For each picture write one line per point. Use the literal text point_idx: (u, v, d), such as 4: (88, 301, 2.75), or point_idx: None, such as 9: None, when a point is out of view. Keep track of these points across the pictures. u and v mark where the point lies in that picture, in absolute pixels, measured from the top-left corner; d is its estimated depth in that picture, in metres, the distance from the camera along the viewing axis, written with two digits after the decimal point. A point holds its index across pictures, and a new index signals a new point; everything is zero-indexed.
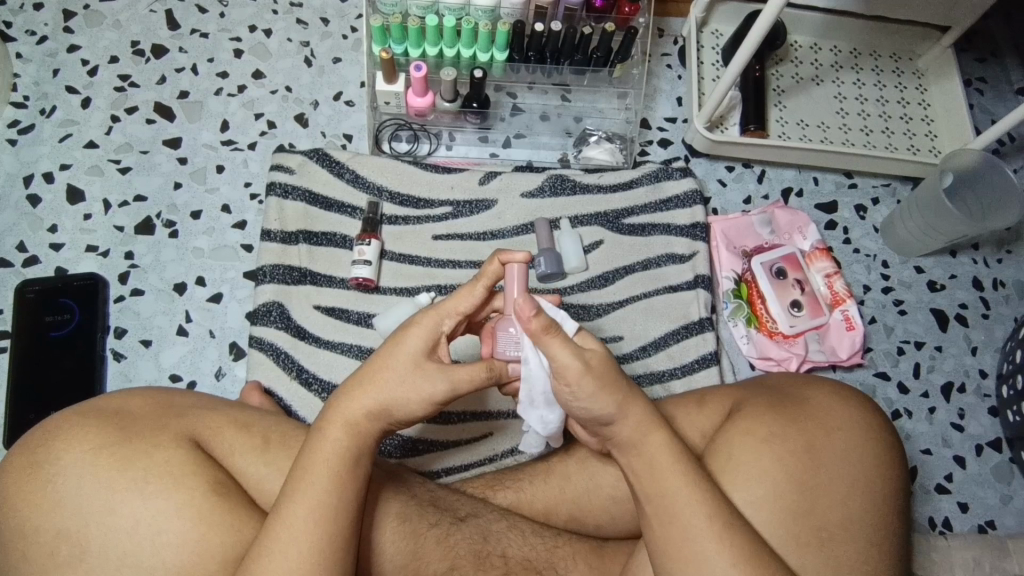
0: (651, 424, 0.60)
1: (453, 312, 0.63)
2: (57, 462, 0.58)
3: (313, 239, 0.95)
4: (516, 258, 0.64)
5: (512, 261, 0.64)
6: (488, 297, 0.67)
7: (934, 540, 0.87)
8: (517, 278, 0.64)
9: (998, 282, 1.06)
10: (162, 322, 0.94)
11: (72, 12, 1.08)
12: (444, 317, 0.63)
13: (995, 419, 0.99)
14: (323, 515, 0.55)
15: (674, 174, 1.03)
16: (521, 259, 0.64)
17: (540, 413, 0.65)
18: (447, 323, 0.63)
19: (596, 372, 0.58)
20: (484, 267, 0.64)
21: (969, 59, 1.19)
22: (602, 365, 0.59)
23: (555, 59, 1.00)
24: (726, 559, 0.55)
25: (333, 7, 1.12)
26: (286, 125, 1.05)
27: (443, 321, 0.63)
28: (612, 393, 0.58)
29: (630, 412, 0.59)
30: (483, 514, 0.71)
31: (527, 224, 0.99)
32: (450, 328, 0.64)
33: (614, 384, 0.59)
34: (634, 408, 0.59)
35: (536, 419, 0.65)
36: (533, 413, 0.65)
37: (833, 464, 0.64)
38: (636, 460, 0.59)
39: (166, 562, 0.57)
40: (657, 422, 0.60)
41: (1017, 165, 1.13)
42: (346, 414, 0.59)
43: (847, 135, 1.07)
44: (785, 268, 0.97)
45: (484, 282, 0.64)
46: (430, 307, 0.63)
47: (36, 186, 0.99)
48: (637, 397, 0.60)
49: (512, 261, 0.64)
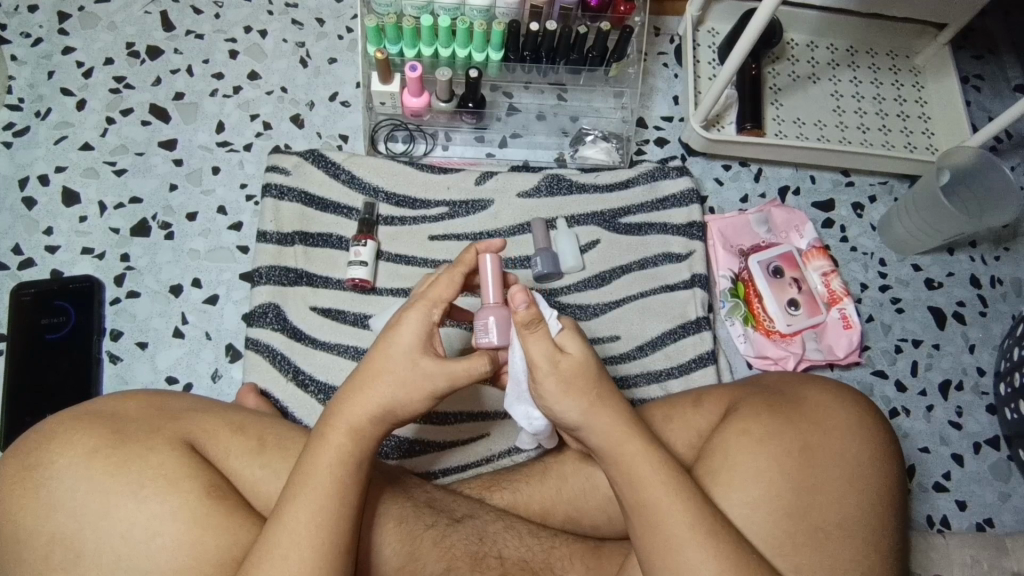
0: (626, 432, 0.60)
1: (439, 300, 0.63)
2: (50, 466, 0.58)
3: (309, 239, 0.95)
4: (490, 246, 0.65)
5: (487, 251, 0.65)
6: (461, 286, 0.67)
7: (932, 538, 0.87)
8: (491, 266, 0.65)
9: (995, 279, 1.06)
10: (158, 324, 0.94)
11: (67, 13, 1.08)
12: (433, 306, 0.63)
13: (993, 417, 0.99)
14: (323, 519, 0.55)
15: (670, 172, 1.02)
16: (495, 246, 0.66)
17: (524, 408, 0.67)
18: (437, 313, 0.63)
19: (563, 376, 0.60)
20: (458, 256, 0.65)
21: (966, 57, 1.18)
22: (573, 371, 0.60)
23: (550, 59, 0.99)
24: (713, 564, 0.55)
25: (328, 7, 1.12)
26: (282, 125, 1.05)
27: (433, 311, 0.62)
28: (580, 397, 0.60)
29: (599, 417, 0.60)
30: (479, 515, 0.71)
31: (522, 224, 0.99)
32: (440, 318, 0.63)
33: (583, 390, 0.60)
34: (604, 412, 0.60)
35: (521, 415, 0.67)
36: (518, 409, 0.67)
37: (828, 465, 0.64)
38: (613, 467, 0.60)
39: (162, 565, 0.57)
40: (633, 430, 0.60)
41: (1014, 163, 1.12)
42: (349, 419, 0.59)
43: (844, 133, 1.06)
44: (781, 267, 0.98)
45: (462, 269, 0.64)
46: (419, 297, 0.63)
47: (31, 189, 0.99)
48: (613, 397, 0.61)
49: (483, 250, 0.66)
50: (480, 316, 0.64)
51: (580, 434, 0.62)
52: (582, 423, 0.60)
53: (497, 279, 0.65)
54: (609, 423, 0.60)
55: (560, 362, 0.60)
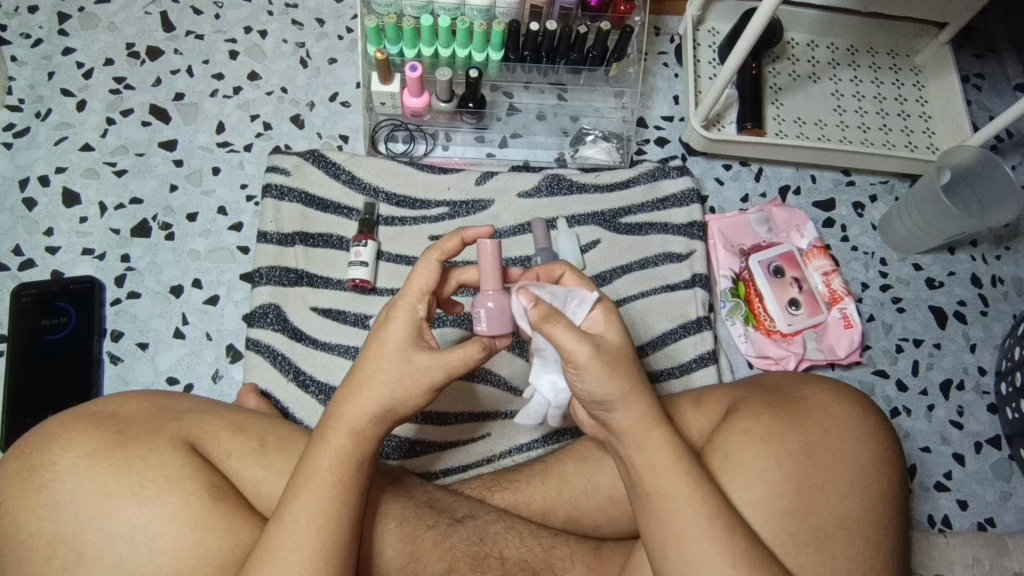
0: (653, 421, 0.60)
1: (420, 293, 0.62)
2: (51, 468, 0.58)
3: (309, 240, 0.95)
4: (478, 233, 0.67)
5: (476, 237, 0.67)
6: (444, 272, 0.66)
7: (933, 538, 0.87)
8: (488, 252, 0.64)
9: (997, 279, 1.06)
10: (159, 325, 0.94)
11: (67, 14, 1.08)
12: (418, 300, 0.62)
13: (994, 416, 0.99)
14: (327, 519, 0.55)
15: (671, 172, 1.02)
16: (484, 234, 0.67)
17: (551, 379, 0.67)
18: (422, 307, 0.62)
19: (606, 357, 0.58)
20: (440, 241, 0.63)
21: (967, 56, 1.18)
22: (614, 352, 0.59)
23: (550, 59, 0.99)
24: (723, 561, 0.55)
25: (328, 8, 1.12)
26: (282, 126, 1.05)
27: (418, 307, 0.62)
28: (620, 380, 0.59)
29: (633, 404, 0.59)
30: (480, 516, 0.70)
31: (523, 224, 0.99)
32: (425, 312, 0.63)
33: (624, 373, 0.59)
34: (637, 401, 0.60)
35: (547, 385, 0.67)
36: (544, 379, 0.67)
37: (832, 465, 0.64)
38: (636, 455, 0.59)
39: (163, 566, 0.57)
40: (659, 420, 0.60)
41: (1015, 162, 1.12)
42: (349, 420, 0.59)
43: (844, 133, 1.06)
44: (782, 267, 0.98)
45: (439, 256, 0.62)
46: (401, 293, 0.63)
47: (31, 190, 0.99)
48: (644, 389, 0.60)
49: (474, 237, 0.67)
50: (477, 301, 0.64)
51: (608, 413, 0.60)
52: (617, 403, 0.59)
53: (493, 263, 0.64)
54: (641, 412, 0.60)
55: (601, 344, 0.59)
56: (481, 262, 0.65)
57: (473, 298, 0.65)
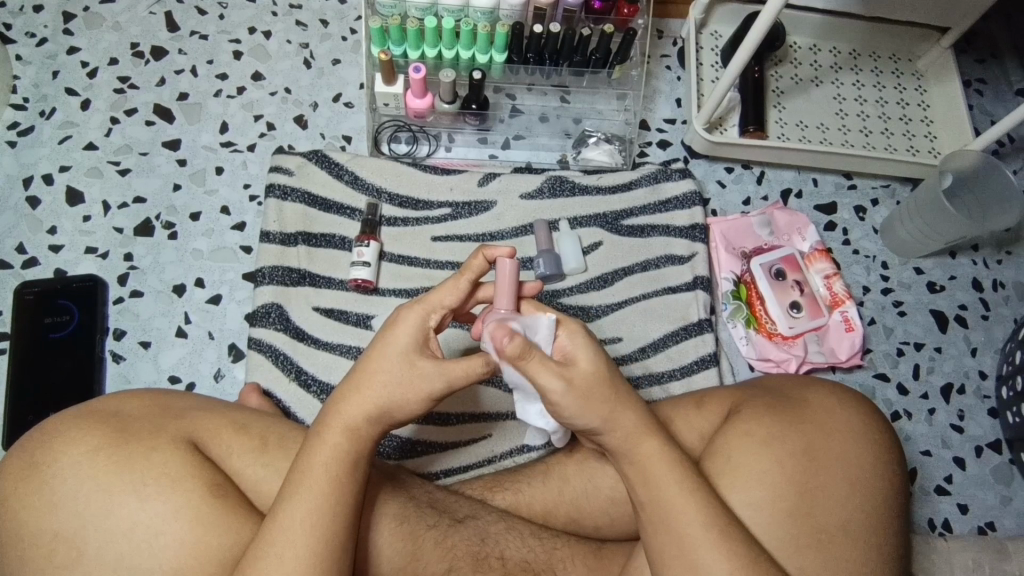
0: (643, 431, 0.60)
1: (440, 305, 0.63)
2: (54, 465, 0.58)
3: (312, 240, 0.95)
4: (502, 253, 0.64)
5: (500, 256, 0.64)
6: (472, 290, 0.67)
7: (933, 541, 0.87)
8: (506, 271, 0.64)
9: (998, 283, 1.06)
10: (161, 324, 0.95)
11: (72, 14, 1.09)
12: (431, 311, 0.63)
13: (995, 420, 0.99)
14: (321, 518, 0.55)
15: (673, 175, 1.03)
16: (506, 253, 0.64)
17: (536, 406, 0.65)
18: (434, 318, 0.63)
19: (580, 391, 0.58)
20: (468, 262, 0.64)
21: (969, 60, 1.19)
22: (588, 382, 0.59)
23: (554, 60, 0.99)
24: (725, 565, 0.55)
25: (332, 9, 1.12)
26: (286, 126, 1.05)
27: (431, 316, 0.63)
28: (599, 408, 0.59)
29: (619, 419, 0.59)
30: (481, 516, 0.71)
31: (525, 226, 0.99)
32: (437, 322, 0.64)
33: (601, 400, 0.59)
34: (623, 416, 0.60)
35: (534, 413, 0.65)
36: (530, 409, 0.65)
37: (832, 467, 0.64)
38: (631, 467, 0.60)
39: (164, 563, 0.57)
40: (651, 429, 0.60)
41: (1017, 166, 1.13)
42: (346, 418, 0.59)
43: (846, 136, 1.07)
44: (783, 269, 0.98)
45: (468, 276, 0.64)
46: (417, 301, 0.63)
47: (36, 188, 0.99)
48: (631, 403, 0.60)
49: (497, 256, 0.65)
50: (488, 320, 0.64)
51: (597, 437, 0.61)
52: (602, 428, 0.60)
53: (510, 285, 0.64)
54: (629, 424, 0.60)
55: (572, 377, 0.59)
56: (498, 283, 0.65)
57: (485, 315, 0.65)
